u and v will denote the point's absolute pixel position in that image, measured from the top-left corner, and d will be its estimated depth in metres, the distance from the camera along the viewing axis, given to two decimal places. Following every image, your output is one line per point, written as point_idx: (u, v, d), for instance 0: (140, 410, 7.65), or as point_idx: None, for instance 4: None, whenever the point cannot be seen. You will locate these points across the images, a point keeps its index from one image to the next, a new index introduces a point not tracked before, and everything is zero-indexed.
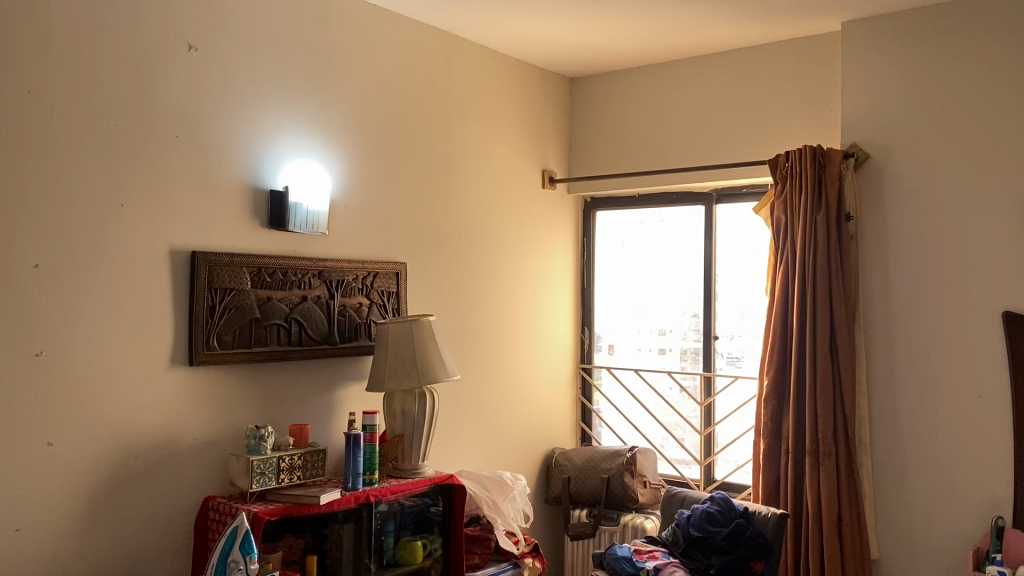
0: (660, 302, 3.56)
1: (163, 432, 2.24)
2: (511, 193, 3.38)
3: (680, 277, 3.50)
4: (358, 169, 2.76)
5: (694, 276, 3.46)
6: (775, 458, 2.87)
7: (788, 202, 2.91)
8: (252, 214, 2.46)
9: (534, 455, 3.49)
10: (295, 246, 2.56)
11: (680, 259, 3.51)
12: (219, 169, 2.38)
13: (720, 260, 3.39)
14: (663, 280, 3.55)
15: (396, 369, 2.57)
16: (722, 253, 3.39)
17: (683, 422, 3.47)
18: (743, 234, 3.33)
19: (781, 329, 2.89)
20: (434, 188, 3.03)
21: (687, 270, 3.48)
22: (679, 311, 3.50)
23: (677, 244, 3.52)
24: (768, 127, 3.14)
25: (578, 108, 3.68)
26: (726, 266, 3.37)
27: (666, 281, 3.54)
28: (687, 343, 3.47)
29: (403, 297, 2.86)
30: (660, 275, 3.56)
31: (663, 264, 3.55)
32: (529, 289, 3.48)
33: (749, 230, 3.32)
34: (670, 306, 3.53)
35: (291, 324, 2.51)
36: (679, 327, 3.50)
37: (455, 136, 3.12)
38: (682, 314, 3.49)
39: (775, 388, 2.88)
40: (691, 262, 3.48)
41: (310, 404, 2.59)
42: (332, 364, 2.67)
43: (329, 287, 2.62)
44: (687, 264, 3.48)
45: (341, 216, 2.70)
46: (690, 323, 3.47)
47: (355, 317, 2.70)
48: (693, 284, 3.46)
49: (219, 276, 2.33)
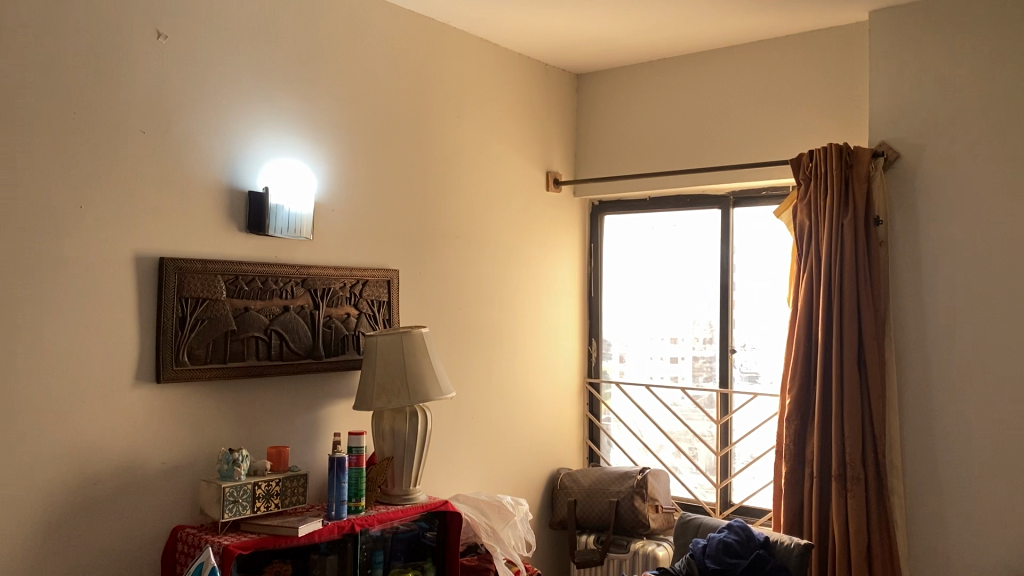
0: (672, 312, 3.34)
1: (127, 457, 2.04)
2: (512, 196, 3.17)
3: (694, 286, 3.29)
4: (346, 169, 2.56)
5: (708, 285, 3.25)
6: (797, 482, 2.64)
7: (812, 205, 2.69)
8: (229, 216, 2.25)
9: (537, 476, 3.27)
10: (276, 252, 2.36)
11: (693, 267, 3.29)
12: (192, 167, 2.18)
13: (737, 268, 3.18)
14: (676, 289, 3.34)
15: (386, 385, 2.35)
16: (739, 260, 3.18)
17: (698, 441, 3.25)
18: (761, 240, 3.11)
19: (804, 341, 2.66)
20: (430, 191, 2.83)
21: (701, 279, 3.27)
22: (694, 322, 3.28)
23: (690, 250, 3.31)
24: (789, 125, 2.92)
25: (584, 107, 3.48)
26: (743, 274, 3.16)
27: (679, 290, 3.32)
28: (702, 355, 3.25)
29: (394, 307, 2.66)
30: (673, 284, 3.35)
31: (675, 271, 3.34)
32: (533, 298, 3.27)
33: (769, 235, 3.10)
34: (683, 317, 3.31)
35: (272, 336, 2.30)
36: (693, 338, 3.29)
37: (452, 135, 2.91)
38: (696, 325, 3.27)
39: (799, 405, 2.65)
40: (706, 270, 3.26)
41: (291, 424, 2.39)
42: (317, 380, 2.46)
43: (313, 296, 2.41)
44: (702, 272, 3.27)
45: (327, 219, 2.49)
46: (704, 335, 3.25)
47: (343, 329, 2.50)
48: (707, 293, 3.25)
49: (190, 284, 2.12)
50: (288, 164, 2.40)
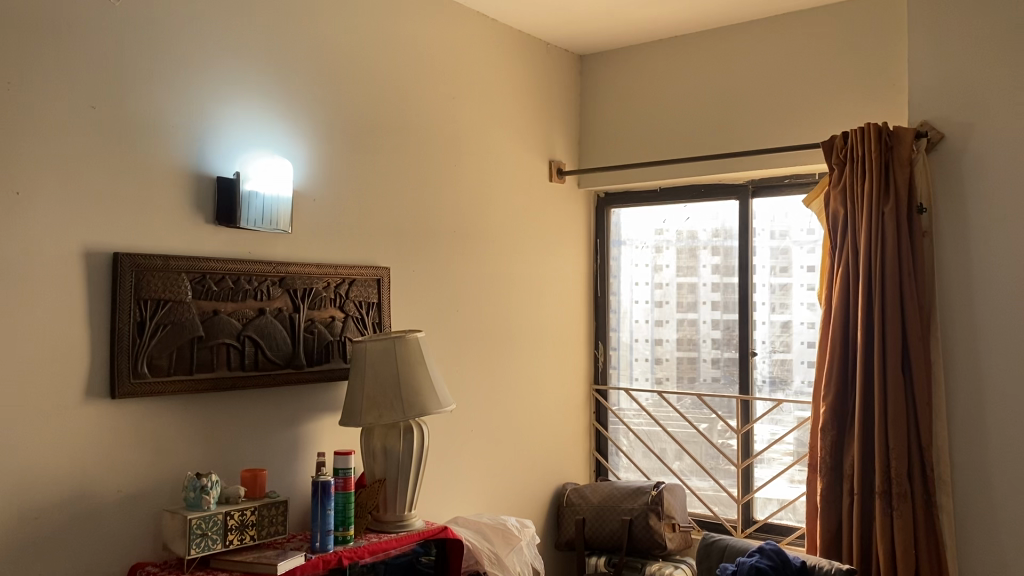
0: (659, 313, 3.17)
1: (77, 486, 1.74)
2: (513, 186, 2.90)
3: (686, 284, 3.10)
4: (330, 153, 2.28)
5: (706, 283, 3.05)
6: (835, 498, 2.38)
7: (848, 192, 2.43)
8: (196, 206, 1.97)
9: (542, 493, 2.99)
10: (250, 247, 2.07)
11: (677, 264, 3.12)
12: (152, 147, 1.89)
13: (720, 264, 3.02)
14: (675, 287, 3.13)
15: (377, 397, 2.07)
16: (716, 256, 3.03)
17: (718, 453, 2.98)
18: (784, 233, 2.89)
19: (841, 340, 2.40)
20: (424, 179, 2.55)
21: (685, 276, 3.10)
22: (712, 322, 3.03)
23: (673, 248, 3.14)
24: (817, 105, 2.67)
25: (588, 90, 3.22)
26: (726, 270, 3.01)
27: (665, 289, 3.15)
28: (686, 354, 3.09)
29: (385, 309, 2.38)
30: (680, 282, 3.12)
31: (661, 270, 3.15)
32: (536, 298, 3.00)
33: (797, 227, 2.86)
34: (669, 318, 3.14)
35: (245, 343, 2.02)
36: (691, 339, 3.09)
37: (448, 118, 2.64)
38: (684, 325, 3.10)
39: (834, 413, 2.39)
40: (725, 267, 3.01)
41: (270, 443, 2.10)
42: (298, 392, 2.18)
43: (292, 297, 2.13)
44: (721, 268, 3.02)
45: (307, 210, 2.21)
46: (709, 338, 3.04)
47: (327, 335, 2.22)
48: (696, 292, 3.08)
49: (150, 284, 1.84)
50: (262, 147, 2.12)
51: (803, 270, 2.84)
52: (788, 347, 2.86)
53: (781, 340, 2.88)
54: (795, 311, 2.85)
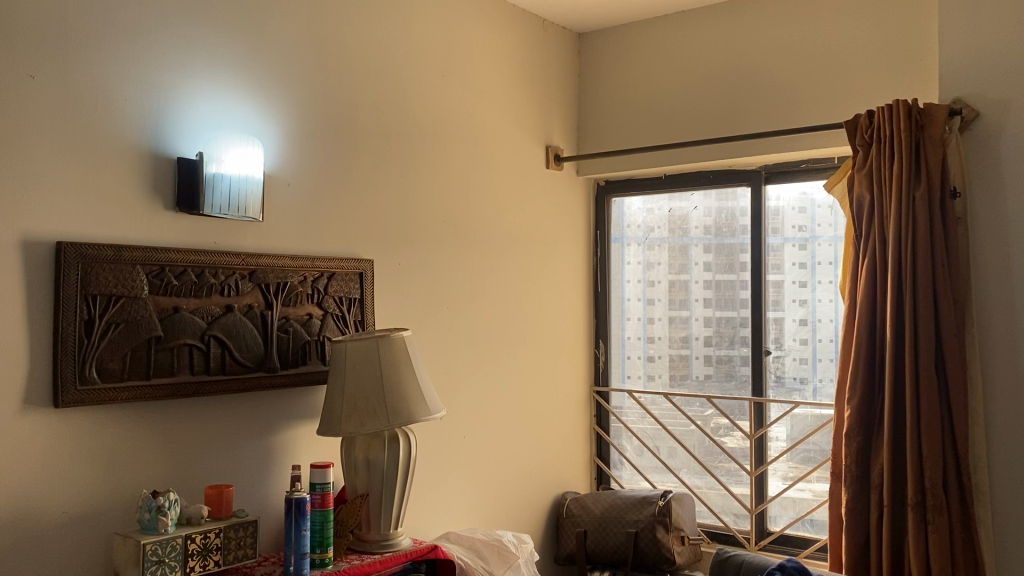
0: (658, 310, 2.98)
1: (16, 508, 1.52)
2: (507, 173, 2.69)
3: (696, 279, 2.91)
4: (307, 132, 2.07)
5: (715, 279, 2.86)
6: (861, 511, 2.17)
7: (877, 175, 2.20)
8: (154, 190, 1.75)
9: (539, 503, 2.78)
10: (216, 237, 1.85)
11: (669, 262, 2.96)
12: (102, 123, 1.67)
13: (713, 261, 2.87)
14: (683, 282, 2.93)
15: (357, 404, 1.85)
16: (709, 253, 2.88)
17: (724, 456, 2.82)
18: (790, 224, 2.72)
19: (867, 338, 2.19)
20: (410, 164, 2.34)
21: (675, 274, 2.94)
22: (721, 319, 2.84)
23: (672, 242, 2.96)
24: (838, 83, 2.46)
25: (587, 71, 3.01)
26: (720, 268, 2.86)
27: (661, 287, 2.97)
28: (679, 354, 2.93)
29: (367, 306, 2.16)
30: (688, 276, 2.92)
31: (667, 264, 2.96)
32: (533, 293, 2.80)
33: (790, 223, 2.72)
34: (661, 317, 2.98)
35: (211, 344, 1.81)
36: (700, 337, 2.89)
37: (436, 97, 2.43)
38: (694, 321, 2.90)
39: (860, 418, 2.18)
40: (732, 262, 2.83)
41: (240, 455, 1.88)
42: (273, 398, 1.96)
43: (264, 293, 1.92)
44: (728, 262, 2.84)
45: (281, 195, 1.99)
46: (718, 335, 2.85)
47: (303, 334, 2.00)
48: (706, 288, 2.88)
49: (99, 278, 1.62)
50: (231, 125, 1.90)
51: (806, 265, 2.68)
52: (780, 344, 2.72)
53: (773, 338, 2.74)
54: (787, 308, 2.72)
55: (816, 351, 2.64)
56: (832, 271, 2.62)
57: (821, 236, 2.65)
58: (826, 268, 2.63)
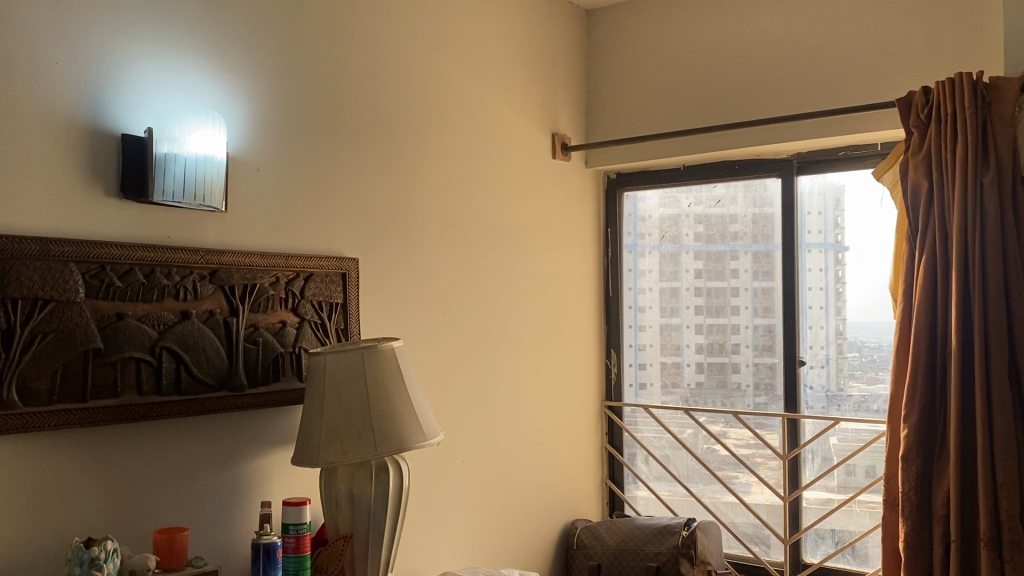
0: (678, 316, 2.72)
1: None
2: (510, 164, 2.41)
3: (703, 287, 2.68)
4: (284, 109, 1.77)
5: (714, 288, 2.66)
6: (923, 549, 1.88)
7: (938, 159, 1.91)
8: (93, 173, 1.44)
9: (546, 534, 2.49)
10: (170, 231, 1.55)
11: (659, 270, 2.76)
12: (25, 88, 1.36)
13: (703, 268, 2.68)
14: (694, 289, 2.69)
15: (339, 429, 1.54)
16: (699, 261, 2.69)
17: (743, 468, 2.58)
18: (810, 222, 2.50)
19: (927, 343, 1.90)
20: (403, 151, 2.06)
21: (666, 281, 2.75)
22: (739, 325, 2.61)
23: (691, 245, 2.70)
24: (883, 57, 2.20)
25: (595, 51, 2.74)
26: (710, 274, 2.67)
27: (680, 292, 2.72)
28: (706, 362, 2.67)
29: (351, 312, 1.87)
30: (709, 280, 2.68)
31: (678, 267, 2.72)
32: (537, 297, 2.51)
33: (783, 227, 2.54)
34: (682, 324, 2.72)
35: (163, 358, 1.50)
36: (705, 346, 2.67)
37: (432, 76, 2.15)
38: (712, 330, 2.66)
39: (920, 436, 1.89)
40: (752, 264, 2.59)
41: (200, 490, 1.58)
42: (240, 420, 1.66)
43: (228, 296, 1.62)
44: (744, 265, 2.61)
45: (250, 184, 1.69)
46: (717, 343, 2.65)
47: (275, 345, 1.70)
48: (718, 296, 2.66)
49: (21, 278, 1.31)
50: (191, 98, 1.60)
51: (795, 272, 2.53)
52: (815, 353, 2.48)
53: (804, 345, 2.50)
54: (779, 315, 2.54)
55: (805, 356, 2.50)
56: (824, 279, 2.47)
57: (811, 241, 2.49)
58: (817, 275, 2.48)
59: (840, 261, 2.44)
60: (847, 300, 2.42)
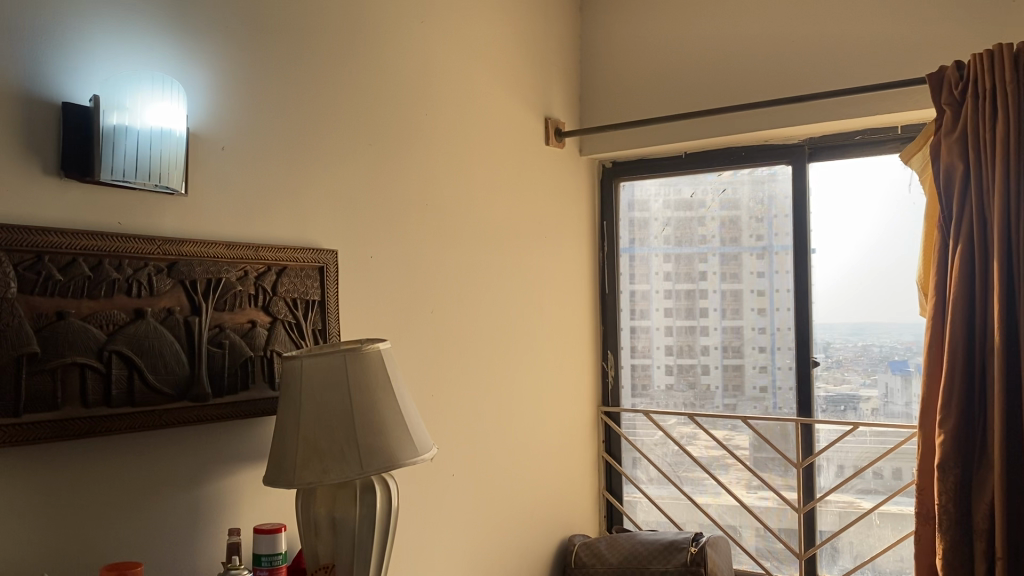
0: (662, 318, 2.68)
1: None
2: (503, 151, 2.24)
3: (674, 292, 2.66)
4: (259, 83, 1.57)
5: (689, 288, 2.63)
6: (964, 568, 1.71)
7: (976, 140, 1.74)
8: (30, 146, 1.22)
9: (540, 550, 2.32)
10: (121, 216, 1.33)
11: (628, 271, 2.73)
12: None
13: (673, 271, 2.66)
14: (666, 292, 2.67)
15: (318, 443, 1.34)
16: (668, 263, 2.66)
17: (730, 457, 2.53)
18: (823, 218, 2.42)
19: (965, 341, 1.75)
20: (388, 132, 1.87)
21: (636, 283, 2.72)
22: (718, 324, 2.58)
23: (688, 247, 2.63)
24: (900, 37, 2.09)
25: (590, 35, 2.62)
26: (679, 277, 2.65)
27: (667, 294, 2.67)
28: (683, 363, 2.63)
29: (330, 311, 1.67)
30: (704, 284, 2.60)
31: (655, 270, 2.68)
32: (531, 295, 2.34)
33: (748, 231, 2.53)
34: (664, 325, 2.67)
35: (112, 364, 1.28)
36: (673, 346, 2.65)
37: (420, 50, 1.97)
38: (680, 332, 2.64)
39: (958, 445, 1.73)
40: (735, 267, 2.55)
41: (158, 516, 1.37)
42: (204, 434, 1.45)
43: (188, 292, 1.41)
44: (738, 267, 2.55)
45: (216, 166, 1.48)
46: (687, 343, 2.63)
47: (244, 349, 1.50)
48: (689, 299, 2.63)
49: None
50: (152, 58, 1.38)
51: (764, 274, 2.50)
52: (830, 353, 2.40)
53: (818, 344, 2.42)
54: (745, 316, 2.53)
55: (774, 359, 2.48)
56: (791, 280, 2.46)
57: (779, 245, 2.48)
58: (784, 278, 2.47)
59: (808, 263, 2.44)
60: (817, 302, 2.42)
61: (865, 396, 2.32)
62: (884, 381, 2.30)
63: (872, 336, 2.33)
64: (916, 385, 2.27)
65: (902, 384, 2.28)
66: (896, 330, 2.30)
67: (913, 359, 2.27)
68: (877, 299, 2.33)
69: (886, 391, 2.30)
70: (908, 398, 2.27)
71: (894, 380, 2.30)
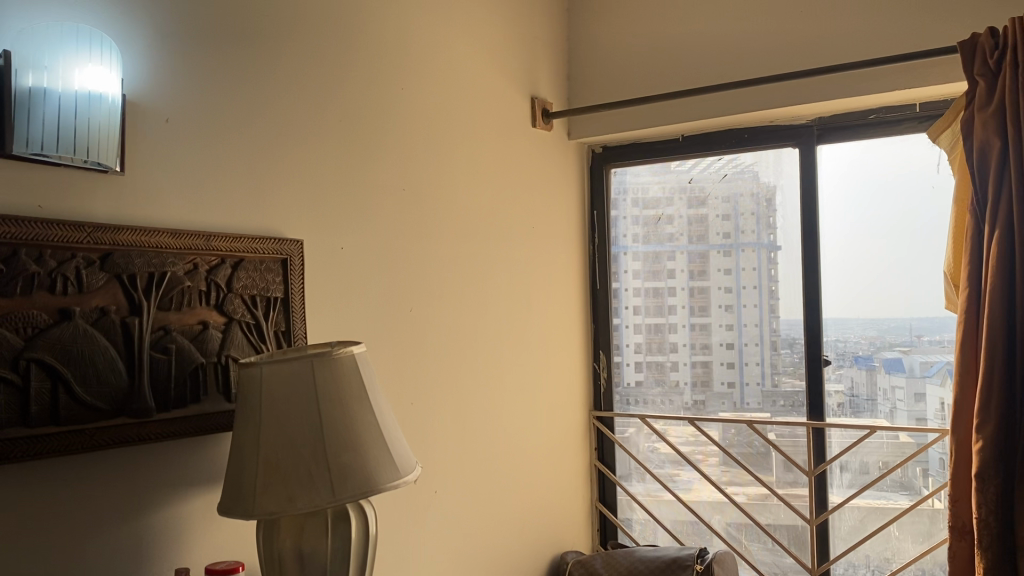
0: (630, 317, 2.53)
1: None
2: (487, 133, 2.05)
3: (639, 288, 2.51)
4: (209, 47, 1.36)
5: (657, 287, 2.49)
6: None
7: (1014, 113, 1.58)
8: None
9: (530, 568, 2.12)
10: (41, 197, 1.11)
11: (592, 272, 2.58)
12: None
13: (641, 269, 2.51)
14: (634, 290, 2.52)
15: (282, 465, 1.12)
16: (637, 262, 2.51)
17: (723, 458, 2.36)
18: (831, 205, 2.25)
19: (1004, 338, 1.58)
20: (359, 108, 1.66)
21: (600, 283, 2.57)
22: (685, 321, 2.44)
23: (683, 237, 2.44)
24: (924, 7, 1.91)
25: (582, 11, 2.43)
26: (647, 276, 2.50)
27: (636, 291, 2.51)
28: (653, 360, 2.48)
29: (295, 310, 1.46)
30: (674, 279, 2.46)
31: (626, 266, 2.53)
32: (518, 290, 2.14)
33: (715, 228, 2.40)
34: (633, 324, 2.52)
35: (31, 376, 1.06)
36: (640, 343, 2.51)
37: (394, 18, 1.76)
38: (644, 329, 2.50)
39: (997, 452, 1.56)
40: (728, 260, 2.38)
41: (95, 553, 1.15)
42: (148, 456, 1.23)
43: (126, 289, 1.19)
44: (732, 260, 2.38)
45: (159, 141, 1.27)
46: (656, 341, 2.49)
47: (194, 355, 1.28)
48: (656, 297, 2.49)
49: None
50: (82, 8, 1.17)
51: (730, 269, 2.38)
52: (841, 349, 2.22)
53: (828, 342, 2.24)
54: (714, 314, 2.40)
55: (742, 355, 2.36)
56: (756, 277, 2.34)
57: (745, 242, 2.36)
58: (750, 274, 2.35)
59: (773, 260, 2.31)
60: (824, 298, 2.24)
61: (831, 391, 2.22)
62: (849, 375, 2.21)
63: (833, 332, 2.23)
64: (880, 378, 2.16)
65: (865, 377, 2.18)
66: (857, 326, 2.20)
67: (877, 353, 2.16)
68: (865, 294, 2.19)
69: (850, 384, 2.20)
70: (872, 392, 2.17)
71: (858, 374, 2.20)
